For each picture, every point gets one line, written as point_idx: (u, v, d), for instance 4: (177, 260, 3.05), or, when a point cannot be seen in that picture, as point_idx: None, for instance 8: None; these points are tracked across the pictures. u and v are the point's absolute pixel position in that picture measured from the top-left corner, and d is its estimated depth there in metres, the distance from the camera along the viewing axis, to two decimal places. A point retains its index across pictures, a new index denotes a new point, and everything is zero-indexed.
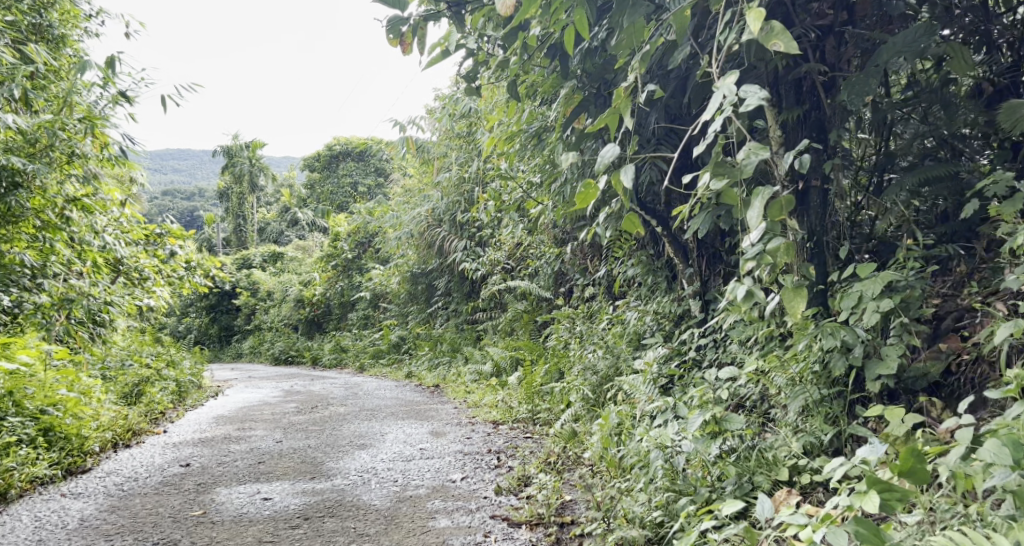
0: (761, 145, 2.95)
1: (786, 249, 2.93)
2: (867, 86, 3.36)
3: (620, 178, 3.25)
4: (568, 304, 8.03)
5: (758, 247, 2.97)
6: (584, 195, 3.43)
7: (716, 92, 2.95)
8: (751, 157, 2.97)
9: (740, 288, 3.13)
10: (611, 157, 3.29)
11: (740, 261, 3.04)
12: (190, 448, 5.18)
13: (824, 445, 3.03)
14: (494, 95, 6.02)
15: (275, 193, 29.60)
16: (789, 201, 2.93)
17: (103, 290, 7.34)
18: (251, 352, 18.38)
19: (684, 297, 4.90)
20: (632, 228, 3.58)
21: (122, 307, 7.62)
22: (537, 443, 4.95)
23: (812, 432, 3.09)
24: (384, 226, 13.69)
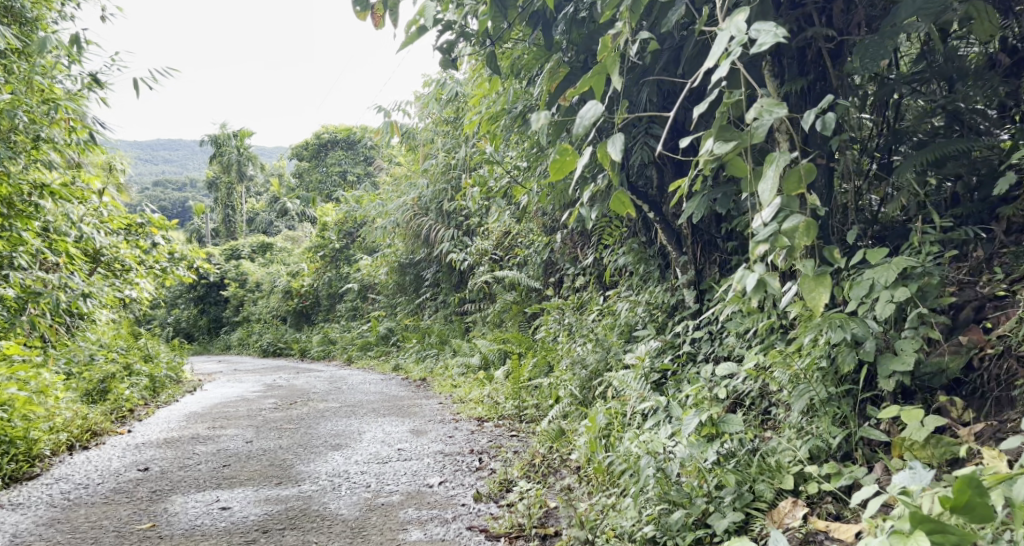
0: (774, 102, 2.67)
1: (806, 228, 2.64)
2: (881, 49, 3.04)
3: (608, 148, 2.94)
4: (559, 294, 7.74)
5: (771, 226, 2.70)
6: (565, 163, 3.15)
7: (722, 34, 2.67)
8: (763, 116, 2.68)
9: (750, 275, 2.84)
10: (593, 118, 2.97)
11: (752, 244, 2.76)
12: (152, 450, 4.90)
13: (833, 449, 2.74)
14: (477, 74, 5.69)
15: (263, 183, 29.15)
16: (807, 170, 2.69)
17: (81, 281, 7.05)
18: (238, 344, 18.04)
19: (678, 287, 4.61)
20: (621, 209, 3.30)
21: (98, 299, 7.32)
22: (522, 443, 4.66)
23: (819, 433, 2.81)
24: (371, 215, 13.38)
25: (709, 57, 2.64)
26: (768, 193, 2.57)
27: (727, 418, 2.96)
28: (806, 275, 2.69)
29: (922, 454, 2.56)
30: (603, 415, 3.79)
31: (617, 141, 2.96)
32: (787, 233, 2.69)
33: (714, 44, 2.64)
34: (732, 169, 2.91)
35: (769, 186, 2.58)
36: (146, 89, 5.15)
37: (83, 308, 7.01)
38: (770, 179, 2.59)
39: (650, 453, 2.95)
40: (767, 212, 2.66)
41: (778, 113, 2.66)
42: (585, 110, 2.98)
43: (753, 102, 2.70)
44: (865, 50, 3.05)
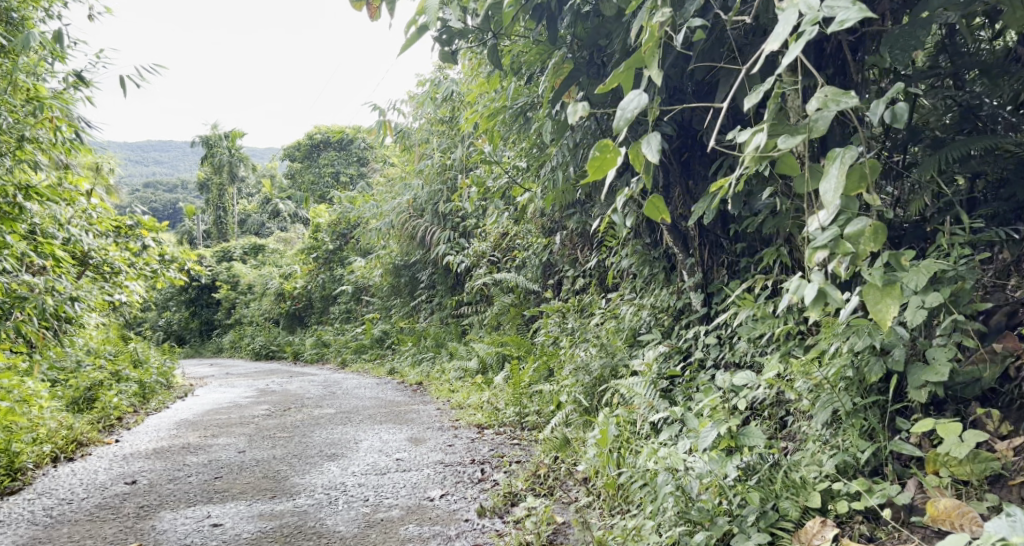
0: (841, 92, 2.38)
1: (873, 232, 2.40)
2: (911, 40, 2.89)
3: (644, 148, 2.76)
4: (558, 297, 7.60)
5: (832, 230, 2.45)
6: (600, 160, 2.82)
7: (789, 12, 2.39)
8: (828, 107, 2.40)
9: (805, 286, 2.52)
10: (637, 109, 2.69)
11: (809, 250, 2.53)
12: (141, 461, 4.75)
13: (861, 464, 2.61)
14: (476, 70, 5.53)
15: (255, 184, 28.94)
16: (872, 167, 2.42)
17: (70, 285, 6.87)
18: (230, 346, 17.85)
19: (685, 290, 4.46)
20: (655, 214, 3.00)
21: (89, 303, 7.15)
22: (526, 451, 4.51)
23: (847, 449, 2.67)
24: (365, 216, 13.21)
25: (777, 35, 2.35)
26: (833, 194, 2.31)
27: (746, 430, 2.87)
28: (872, 284, 2.39)
29: (959, 470, 2.47)
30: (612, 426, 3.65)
31: (654, 140, 2.78)
32: (850, 238, 2.44)
33: (779, 25, 2.37)
34: (782, 168, 2.58)
35: (832, 187, 2.34)
36: (133, 86, 4.81)
37: (75, 312, 6.85)
38: (834, 178, 2.33)
39: (668, 468, 2.81)
40: (828, 215, 2.39)
41: (847, 104, 2.36)
42: (627, 101, 2.70)
43: (817, 91, 2.42)
44: (894, 40, 2.91)
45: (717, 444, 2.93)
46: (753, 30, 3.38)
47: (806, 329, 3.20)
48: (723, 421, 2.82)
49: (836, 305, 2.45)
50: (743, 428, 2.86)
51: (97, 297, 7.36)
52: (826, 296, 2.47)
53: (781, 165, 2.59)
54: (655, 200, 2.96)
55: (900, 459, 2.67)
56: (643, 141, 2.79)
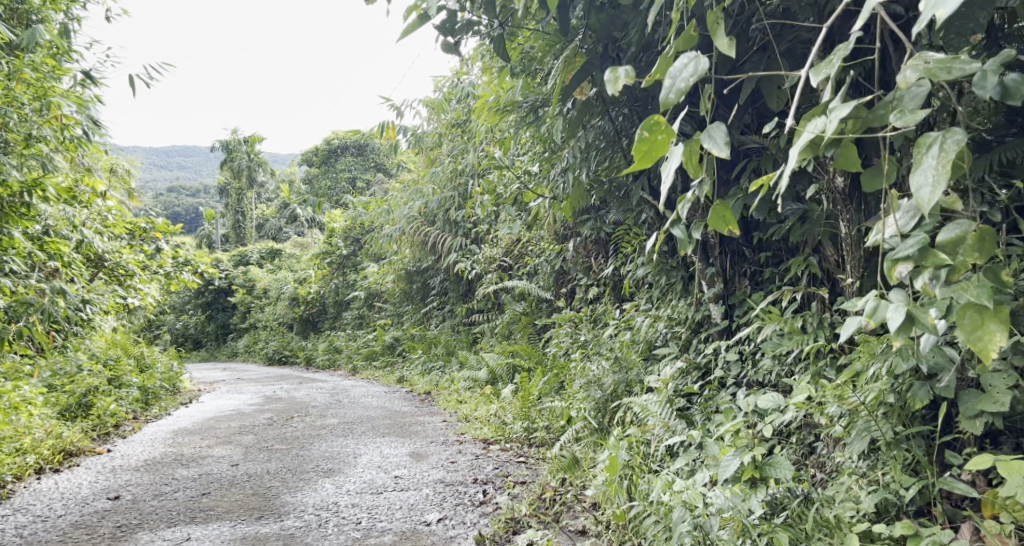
0: (951, 57, 1.94)
1: (977, 238, 2.06)
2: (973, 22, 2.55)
3: (707, 142, 2.27)
4: (571, 306, 7.31)
5: (919, 237, 2.11)
6: (649, 142, 2.30)
7: None
8: (931, 77, 1.96)
9: (883, 307, 2.15)
10: (696, 75, 2.20)
11: (888, 263, 2.17)
12: (129, 474, 4.54)
13: (905, 503, 2.35)
14: (488, 67, 5.29)
15: (274, 189, 28.85)
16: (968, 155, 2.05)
17: (79, 287, 6.71)
18: (244, 350, 17.72)
19: (703, 302, 4.16)
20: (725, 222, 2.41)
21: (101, 306, 6.98)
22: (532, 470, 4.25)
23: (889, 485, 2.42)
24: (379, 222, 13.01)
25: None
26: (932, 190, 1.90)
27: (772, 460, 2.61)
28: (971, 304, 2.06)
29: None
30: (624, 448, 3.40)
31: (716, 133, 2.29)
32: (943, 247, 2.10)
33: None
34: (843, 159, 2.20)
35: (929, 180, 1.92)
36: (144, 84, 5.39)
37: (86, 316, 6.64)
38: (931, 168, 1.93)
39: (686, 504, 2.58)
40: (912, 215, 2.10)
41: (962, 70, 1.92)
42: (680, 67, 2.22)
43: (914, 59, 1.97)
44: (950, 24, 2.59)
45: (738, 474, 2.67)
46: (782, 20, 3.13)
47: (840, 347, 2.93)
48: (747, 450, 2.59)
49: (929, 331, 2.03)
50: (769, 459, 2.62)
51: (110, 300, 7.19)
52: (914, 322, 2.06)
53: (842, 156, 2.20)
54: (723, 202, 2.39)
55: (950, 498, 2.41)
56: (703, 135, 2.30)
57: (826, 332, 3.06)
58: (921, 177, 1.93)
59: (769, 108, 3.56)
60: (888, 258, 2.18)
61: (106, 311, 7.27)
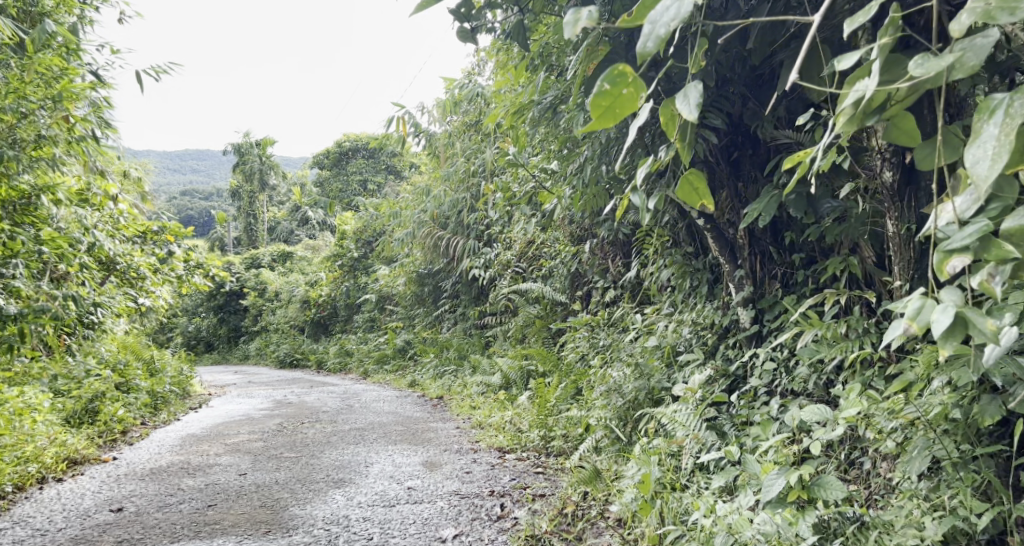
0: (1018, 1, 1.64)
1: None
2: None
3: (677, 104, 2.02)
4: (587, 310, 7.12)
5: (983, 221, 1.70)
6: (610, 96, 1.96)
7: None
8: (989, 26, 1.65)
9: (927, 307, 1.71)
10: (677, 23, 1.86)
11: (938, 255, 1.74)
12: (133, 483, 4.38)
13: (976, 531, 2.25)
14: (503, 63, 5.12)
15: (286, 192, 28.79)
16: None
17: (93, 291, 6.54)
18: (256, 353, 17.62)
19: (731, 305, 3.96)
20: (688, 200, 2.17)
21: (114, 309, 6.81)
22: (552, 481, 4.09)
23: (956, 510, 2.34)
24: (390, 224, 12.85)
25: None
26: (989, 165, 1.60)
27: (820, 479, 2.56)
28: None
29: None
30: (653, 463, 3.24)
31: (691, 94, 2.02)
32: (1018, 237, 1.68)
33: None
34: (895, 133, 1.90)
35: (987, 154, 1.60)
36: None
37: (99, 319, 6.48)
38: (989, 140, 1.62)
39: (731, 533, 2.55)
40: (970, 200, 1.73)
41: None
42: (663, 11, 1.88)
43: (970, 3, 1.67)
44: None
45: (783, 495, 2.61)
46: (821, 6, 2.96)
47: (889, 355, 2.82)
48: (794, 469, 2.51)
49: (984, 341, 1.63)
50: (817, 479, 2.56)
51: (121, 304, 7.03)
52: (967, 330, 1.65)
53: (893, 128, 1.90)
54: (689, 177, 2.15)
55: None
56: (678, 94, 2.04)
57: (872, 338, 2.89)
58: (977, 150, 1.62)
59: (805, 100, 3.38)
60: (937, 249, 1.74)
61: (118, 315, 7.12)
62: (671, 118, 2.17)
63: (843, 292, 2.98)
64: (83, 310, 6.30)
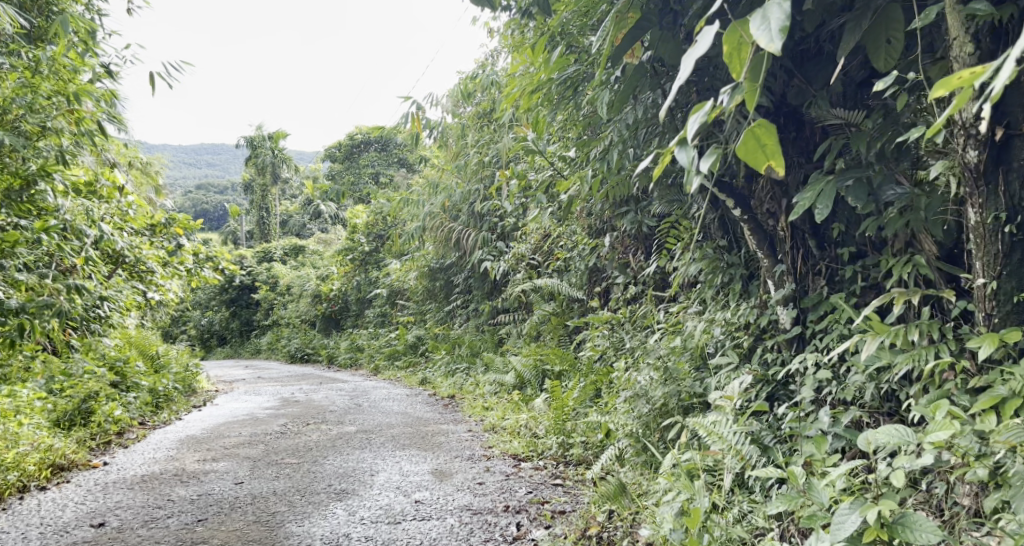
0: None
1: None
2: None
3: (757, 28, 1.98)
4: (606, 307, 6.76)
5: None
6: None
7: None
8: None
9: None
10: None
11: None
12: (121, 493, 4.08)
13: None
14: (519, 41, 4.79)
15: (297, 185, 28.52)
16: None
17: (99, 286, 6.24)
18: (268, 348, 17.37)
19: (768, 305, 3.61)
20: (753, 158, 2.07)
21: (121, 304, 6.51)
22: (573, 495, 3.76)
23: None
24: (401, 217, 12.50)
25: None
26: None
27: (905, 516, 2.30)
28: None
29: None
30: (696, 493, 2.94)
31: (770, 19, 1.99)
32: None
33: None
34: None
35: None
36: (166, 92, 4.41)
37: (104, 314, 6.18)
38: None
39: None
40: None
41: None
42: None
43: None
44: None
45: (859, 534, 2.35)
46: None
47: (971, 366, 2.63)
48: (873, 506, 2.28)
49: None
50: (899, 516, 2.31)
51: (128, 298, 6.73)
52: None
53: None
54: (756, 131, 2.04)
55: None
56: (754, 19, 2.00)
57: (951, 346, 2.67)
58: None
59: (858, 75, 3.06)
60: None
61: (125, 310, 6.87)
62: (737, 49, 2.10)
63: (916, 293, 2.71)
64: (86, 306, 6.01)
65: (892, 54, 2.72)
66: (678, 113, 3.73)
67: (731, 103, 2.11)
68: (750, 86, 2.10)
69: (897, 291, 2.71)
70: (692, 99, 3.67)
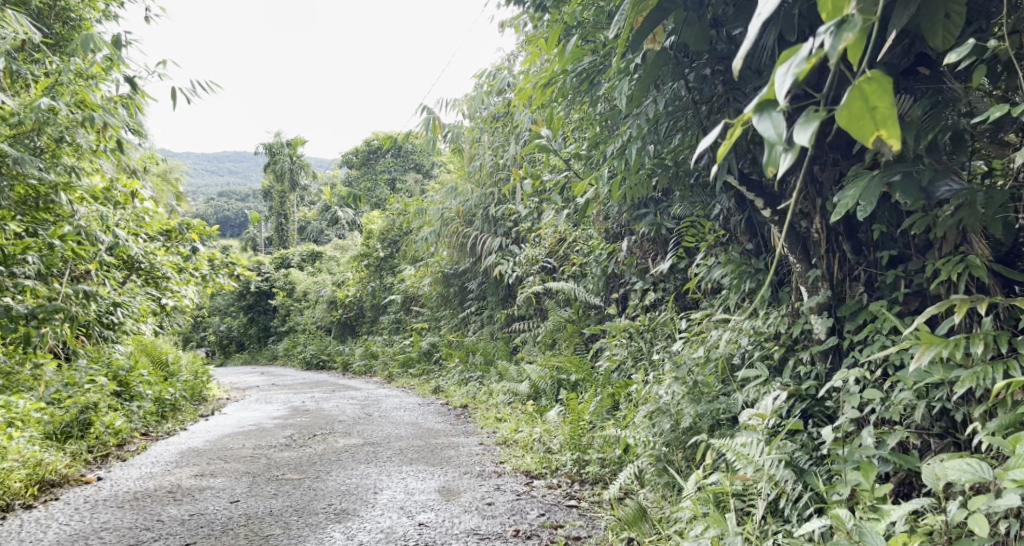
0: None
1: None
2: None
3: None
4: (624, 314, 6.49)
5: None
6: None
7: None
8: None
9: None
10: None
11: None
12: (108, 512, 3.85)
13: None
14: (532, 33, 4.53)
15: (313, 191, 28.40)
16: None
17: (114, 295, 6.03)
18: (284, 354, 17.15)
19: (800, 312, 3.36)
20: (858, 118, 1.78)
21: (136, 313, 6.30)
22: (589, 518, 3.51)
23: None
24: (415, 222, 12.26)
25: None
26: None
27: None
28: None
29: None
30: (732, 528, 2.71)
31: None
32: None
33: None
34: None
35: None
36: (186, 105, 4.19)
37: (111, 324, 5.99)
38: None
39: None
40: None
41: None
42: None
43: None
44: None
45: None
46: None
47: None
48: None
49: None
50: None
51: (144, 304, 6.52)
52: None
53: None
54: (864, 87, 1.76)
55: None
56: None
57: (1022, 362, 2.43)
58: None
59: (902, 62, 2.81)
60: None
61: (141, 318, 6.63)
62: None
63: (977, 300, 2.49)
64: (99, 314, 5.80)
65: (951, 28, 2.47)
66: (703, 106, 3.46)
67: (835, 46, 1.79)
68: (860, 25, 1.79)
69: (956, 300, 2.46)
70: (717, 91, 3.41)
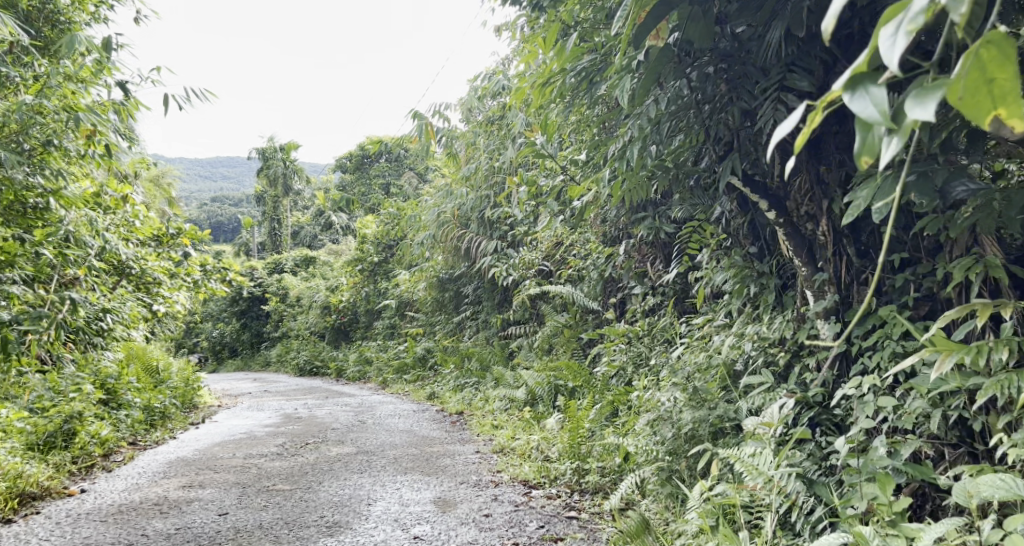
0: None
1: None
2: None
3: None
4: (622, 319, 6.39)
5: None
6: None
7: None
8: None
9: None
10: None
11: None
12: (93, 527, 3.71)
13: None
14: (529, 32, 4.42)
15: (306, 196, 28.23)
16: None
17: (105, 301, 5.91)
18: (278, 360, 17.00)
19: (806, 317, 3.26)
20: (980, 91, 1.60)
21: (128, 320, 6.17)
22: (590, 530, 3.39)
23: None
24: (409, 226, 12.14)
25: None
26: None
27: None
28: None
29: None
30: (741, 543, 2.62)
31: None
32: None
33: None
34: None
35: None
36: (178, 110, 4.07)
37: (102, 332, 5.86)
38: None
39: None
40: None
41: None
42: None
43: None
44: None
45: None
46: None
47: None
48: None
49: None
50: None
51: (133, 310, 6.39)
52: None
53: None
54: (983, 55, 1.58)
55: None
56: None
57: None
58: None
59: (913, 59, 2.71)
60: None
61: (130, 325, 6.49)
62: None
63: (997, 302, 2.39)
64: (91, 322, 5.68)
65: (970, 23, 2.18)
66: (705, 106, 3.39)
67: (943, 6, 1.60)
68: None
69: (979, 304, 2.32)
70: (721, 90, 3.31)
